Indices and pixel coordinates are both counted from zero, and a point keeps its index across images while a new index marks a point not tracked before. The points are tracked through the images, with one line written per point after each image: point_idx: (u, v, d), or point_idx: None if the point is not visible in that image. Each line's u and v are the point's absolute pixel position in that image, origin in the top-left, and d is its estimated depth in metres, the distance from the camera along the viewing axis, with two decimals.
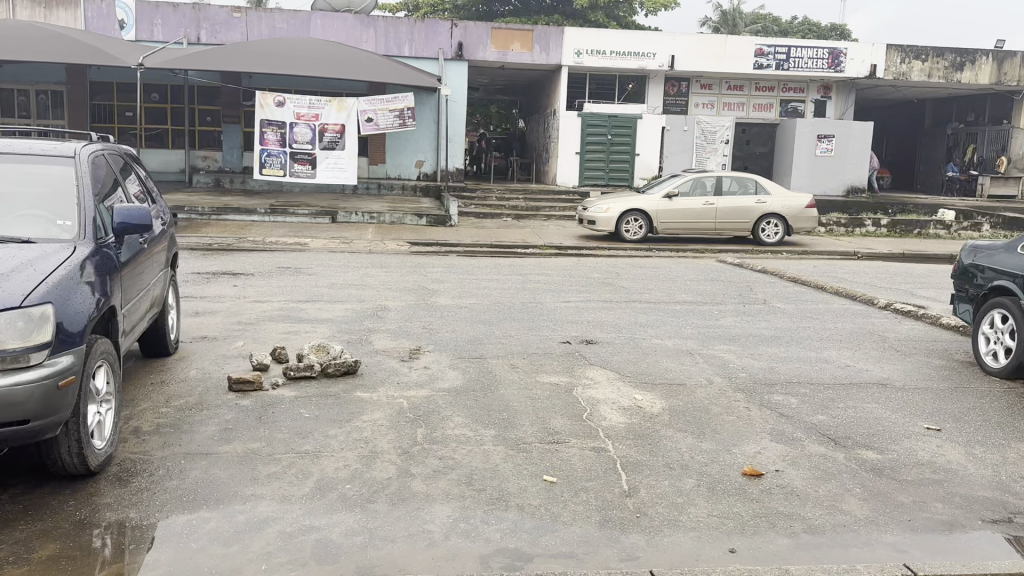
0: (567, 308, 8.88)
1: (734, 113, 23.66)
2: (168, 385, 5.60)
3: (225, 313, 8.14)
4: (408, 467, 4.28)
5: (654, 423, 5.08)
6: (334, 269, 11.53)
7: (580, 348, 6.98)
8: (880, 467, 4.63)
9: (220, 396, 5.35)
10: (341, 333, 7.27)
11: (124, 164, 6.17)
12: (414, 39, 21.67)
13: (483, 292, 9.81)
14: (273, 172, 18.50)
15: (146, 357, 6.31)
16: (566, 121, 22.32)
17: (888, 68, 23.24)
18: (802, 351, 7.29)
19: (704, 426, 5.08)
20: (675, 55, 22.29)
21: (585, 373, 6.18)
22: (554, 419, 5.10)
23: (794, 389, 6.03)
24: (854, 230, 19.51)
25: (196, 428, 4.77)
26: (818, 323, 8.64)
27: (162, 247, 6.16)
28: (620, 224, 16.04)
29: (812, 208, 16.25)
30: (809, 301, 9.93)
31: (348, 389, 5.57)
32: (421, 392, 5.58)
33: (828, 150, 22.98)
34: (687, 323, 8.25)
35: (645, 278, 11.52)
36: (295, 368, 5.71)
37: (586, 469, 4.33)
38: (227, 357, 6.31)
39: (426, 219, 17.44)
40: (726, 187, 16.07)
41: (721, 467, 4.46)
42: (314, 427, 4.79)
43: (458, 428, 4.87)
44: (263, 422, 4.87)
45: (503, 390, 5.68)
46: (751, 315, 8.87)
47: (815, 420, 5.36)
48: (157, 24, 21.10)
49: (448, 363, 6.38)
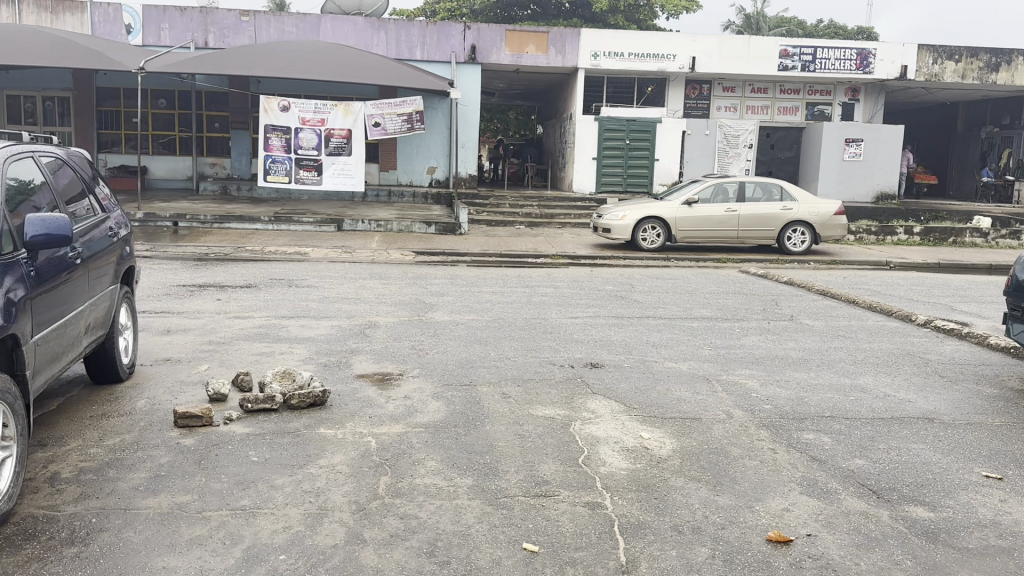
0: (575, 325, 8.14)
1: (757, 116, 22.76)
2: (108, 419, 4.88)
3: (199, 331, 7.46)
4: (361, 530, 3.55)
5: (662, 470, 4.31)
6: (329, 281, 10.86)
7: (582, 373, 6.24)
8: (934, 530, 3.83)
9: (162, 434, 4.65)
10: (320, 355, 6.58)
11: (67, 171, 5.52)
12: (426, 42, 21.03)
13: (484, 307, 9.07)
14: (278, 180, 17.94)
15: (94, 384, 5.64)
16: (583, 125, 21.52)
17: (919, 69, 22.29)
18: (835, 377, 6.48)
19: (721, 475, 4.31)
20: (696, 56, 21.44)
21: (586, 405, 5.40)
22: (544, 463, 4.34)
23: (827, 425, 5.24)
24: (884, 239, 18.54)
25: (123, 475, 4.07)
26: (852, 343, 7.80)
27: (111, 260, 5.55)
28: (637, 232, 15.19)
29: (841, 214, 15.41)
30: (840, 317, 9.13)
31: (311, 425, 4.85)
32: (395, 428, 4.85)
33: (856, 154, 22.07)
34: (705, 343, 7.47)
35: (660, 290, 10.75)
36: (253, 400, 5.02)
37: (576, 534, 3.57)
38: (185, 385, 5.61)
39: (436, 227, 16.74)
40: (749, 193, 15.23)
41: (741, 530, 3.70)
42: (258, 476, 4.07)
43: (429, 475, 4.13)
44: (202, 468, 4.16)
45: (490, 426, 4.93)
46: (776, 333, 8.07)
47: (850, 466, 4.57)
48: (164, 28, 20.65)
49: (431, 391, 5.64)
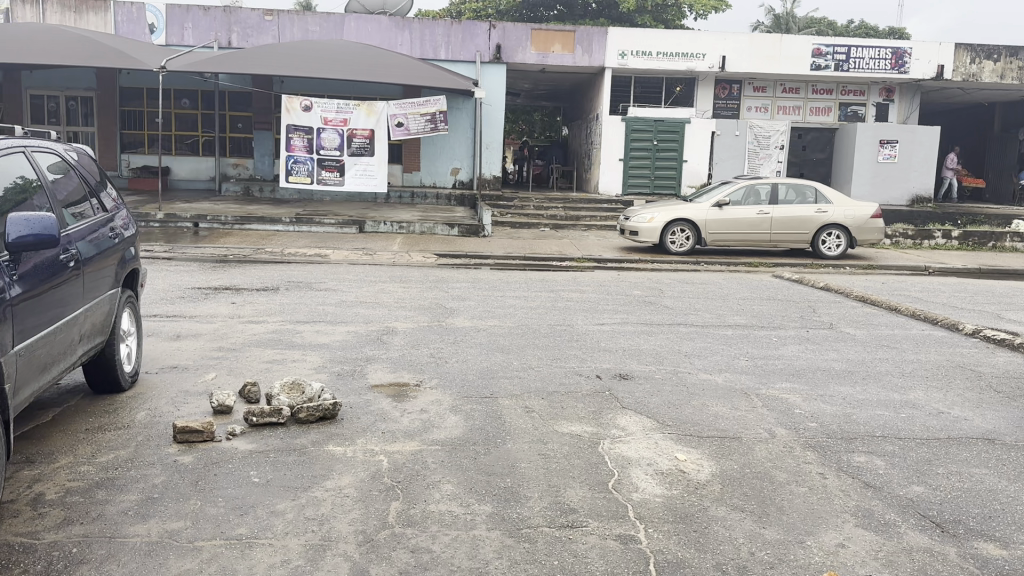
0: (602, 332, 7.75)
1: (788, 117, 22.18)
2: (105, 432, 4.58)
3: (210, 336, 7.17)
4: (366, 566, 3.18)
5: (701, 498, 3.91)
6: (348, 284, 10.55)
7: (610, 385, 5.85)
8: (1012, 570, 3.39)
9: (159, 450, 4.33)
10: (333, 363, 6.25)
11: (65, 168, 5.21)
12: (451, 41, 20.72)
13: (506, 312, 8.70)
14: (300, 180, 17.70)
15: (95, 394, 5.34)
16: (609, 126, 21.10)
17: (957, 69, 21.61)
18: (882, 392, 6.02)
19: (766, 504, 3.90)
20: (725, 55, 20.95)
21: (615, 422, 5.00)
22: (570, 488, 3.96)
23: (879, 447, 4.80)
24: (921, 243, 17.92)
25: (113, 498, 3.75)
26: (898, 354, 7.33)
27: (111, 261, 5.23)
28: (665, 235, 14.74)
29: (878, 217, 14.83)
30: (883, 326, 8.64)
31: (319, 441, 4.50)
32: (409, 446, 4.49)
33: (891, 155, 21.44)
34: (741, 353, 7.03)
35: (690, 296, 10.31)
36: (258, 414, 4.69)
37: (607, 573, 3.18)
38: (189, 395, 5.31)
39: (458, 229, 16.41)
40: (782, 196, 14.74)
41: (792, 570, 3.28)
42: (257, 500, 3.73)
43: (444, 501, 3.76)
44: (198, 490, 3.83)
45: (511, 444, 4.55)
46: (816, 343, 7.62)
47: (907, 493, 4.14)
48: (188, 27, 20.54)
49: (449, 404, 5.28)
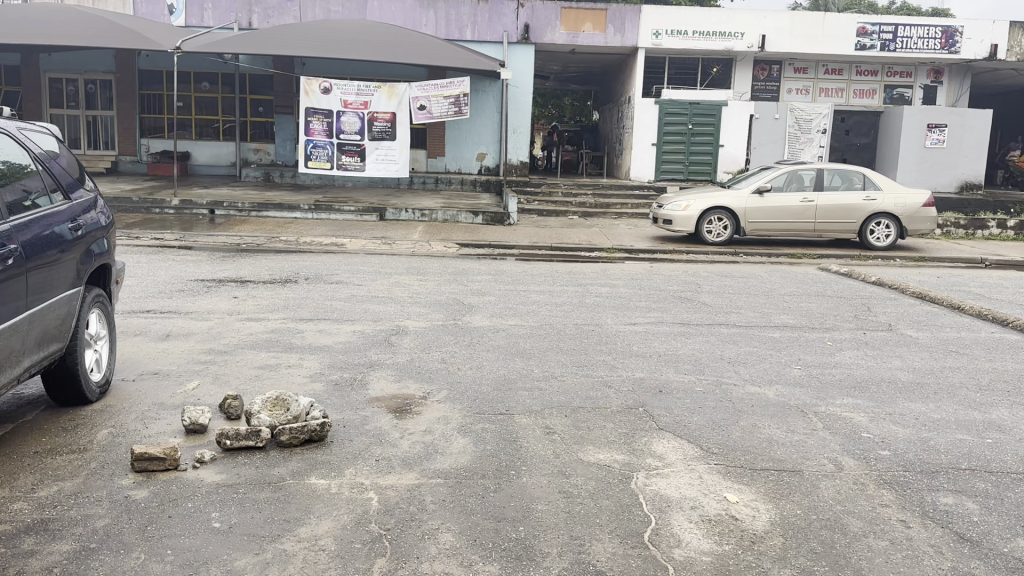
0: (634, 334, 6.99)
1: (831, 99, 21.08)
2: (56, 458, 3.93)
3: (202, 336, 6.51)
4: None
5: (759, 557, 3.17)
6: (361, 276, 9.87)
7: (644, 400, 5.09)
8: None
9: (112, 482, 3.66)
10: (332, 369, 5.58)
11: (23, 155, 4.54)
12: (477, 21, 19.93)
13: (529, 309, 7.95)
14: (319, 165, 17.04)
15: (58, 406, 4.72)
16: (642, 109, 20.18)
17: (1011, 49, 20.37)
18: (961, 411, 5.19)
19: (840, 566, 3.15)
20: (765, 34, 19.91)
21: (649, 447, 4.26)
22: (599, 542, 3.23)
23: (969, 484, 4.01)
24: (974, 232, 16.83)
25: (40, 549, 3.07)
26: (972, 362, 6.46)
27: (73, 255, 4.55)
28: (701, 224, 13.86)
29: (930, 206, 13.84)
30: (947, 327, 7.77)
31: (300, 472, 3.82)
32: (406, 479, 3.78)
33: (940, 140, 20.23)
34: (793, 361, 6.22)
35: (731, 291, 9.48)
36: (233, 436, 4.03)
37: None
38: (164, 410, 4.65)
39: (483, 216, 15.69)
40: (827, 182, 13.82)
41: None
42: (213, 555, 3.05)
43: (441, 559, 3.05)
44: (146, 539, 3.15)
45: (526, 478, 3.82)
46: (875, 348, 6.80)
47: (1012, 550, 3.35)
48: (207, 8, 19.92)
49: (457, 423, 4.56)
